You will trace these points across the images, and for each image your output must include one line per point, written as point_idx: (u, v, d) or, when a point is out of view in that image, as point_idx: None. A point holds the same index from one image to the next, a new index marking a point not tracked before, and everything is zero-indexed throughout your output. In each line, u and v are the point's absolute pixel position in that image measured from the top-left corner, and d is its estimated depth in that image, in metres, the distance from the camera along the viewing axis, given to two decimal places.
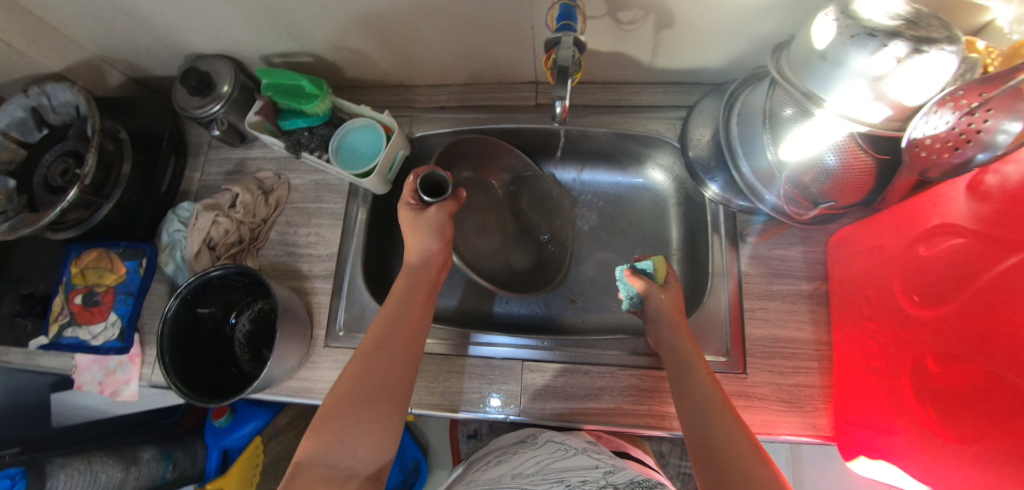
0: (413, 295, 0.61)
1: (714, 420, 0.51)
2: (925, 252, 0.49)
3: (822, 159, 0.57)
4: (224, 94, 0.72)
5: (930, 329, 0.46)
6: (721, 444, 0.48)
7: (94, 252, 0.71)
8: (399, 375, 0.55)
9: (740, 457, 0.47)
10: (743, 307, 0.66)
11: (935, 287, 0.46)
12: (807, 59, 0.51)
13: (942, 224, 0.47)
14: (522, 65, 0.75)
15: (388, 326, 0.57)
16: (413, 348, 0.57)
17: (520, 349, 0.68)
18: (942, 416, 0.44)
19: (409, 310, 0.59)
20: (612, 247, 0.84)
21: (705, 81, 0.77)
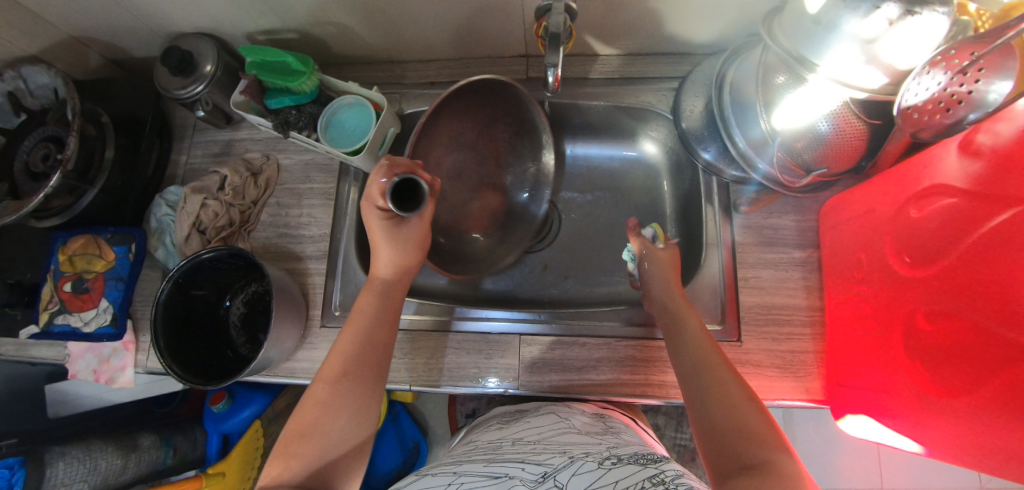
0: (391, 293, 0.61)
1: (708, 381, 0.50)
2: (916, 213, 0.49)
3: (816, 127, 0.58)
4: (207, 73, 0.70)
5: (921, 286, 0.47)
6: (713, 407, 0.48)
7: (82, 238, 0.69)
8: (377, 365, 0.56)
9: (733, 404, 0.48)
10: (737, 276, 0.67)
11: (928, 246, 0.47)
12: (798, 22, 0.50)
13: (934, 185, 0.47)
14: (512, 38, 0.74)
15: (362, 322, 0.58)
16: (388, 341, 0.59)
17: (517, 323, 0.68)
18: (932, 372, 0.45)
19: (386, 307, 0.60)
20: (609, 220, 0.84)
21: (697, 51, 0.77)
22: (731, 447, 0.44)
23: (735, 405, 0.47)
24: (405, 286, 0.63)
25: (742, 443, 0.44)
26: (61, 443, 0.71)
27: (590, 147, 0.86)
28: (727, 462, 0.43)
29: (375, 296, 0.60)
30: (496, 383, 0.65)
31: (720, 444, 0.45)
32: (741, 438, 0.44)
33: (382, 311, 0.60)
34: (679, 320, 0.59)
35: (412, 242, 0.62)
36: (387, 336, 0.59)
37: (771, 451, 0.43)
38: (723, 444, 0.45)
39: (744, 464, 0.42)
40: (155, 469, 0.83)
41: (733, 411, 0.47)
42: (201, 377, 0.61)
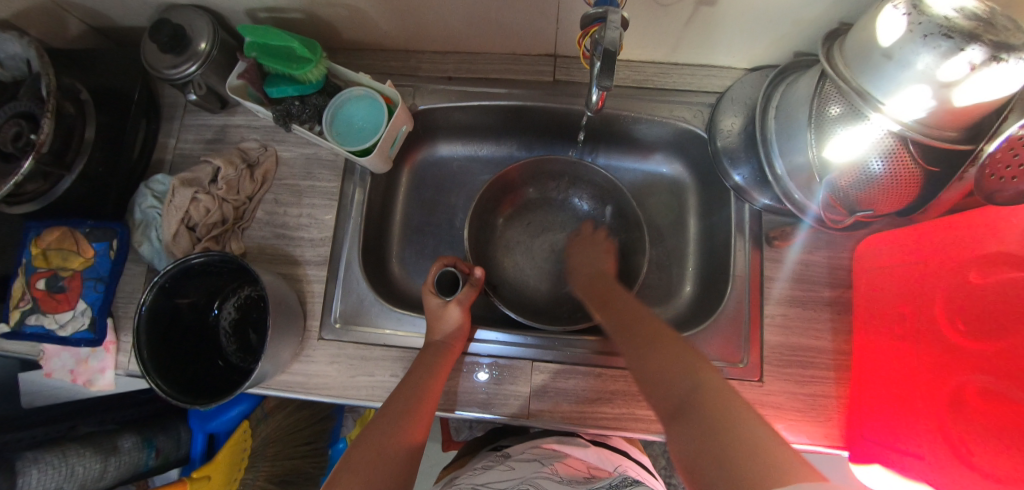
0: (435, 365, 0.58)
1: (631, 333, 0.52)
2: (978, 278, 0.50)
3: (866, 163, 0.53)
4: (201, 52, 0.63)
5: (982, 357, 0.47)
6: (646, 350, 0.48)
7: (56, 231, 0.62)
8: (419, 421, 0.53)
9: (653, 340, 0.49)
10: (763, 312, 0.64)
11: (999, 317, 0.47)
12: (867, 54, 0.48)
13: (1001, 252, 0.48)
14: (542, 36, 0.67)
15: (415, 379, 0.57)
16: (433, 403, 0.56)
17: (511, 346, 0.65)
18: (962, 439, 0.46)
19: (437, 372, 0.58)
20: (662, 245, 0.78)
21: (741, 65, 0.71)
22: (674, 385, 0.44)
23: (666, 346, 0.48)
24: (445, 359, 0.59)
25: (679, 380, 0.44)
26: (34, 450, 0.68)
27: (619, 159, 0.81)
28: (673, 401, 0.43)
29: (427, 357, 0.59)
30: (500, 410, 0.62)
31: (661, 384, 0.45)
32: (680, 378, 0.44)
33: (434, 375, 0.57)
34: (604, 291, 0.61)
35: (451, 325, 0.62)
36: (434, 399, 0.56)
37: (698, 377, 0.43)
38: (663, 382, 0.45)
39: (687, 400, 0.42)
40: (136, 471, 0.79)
41: (661, 351, 0.47)
42: (190, 393, 0.57)
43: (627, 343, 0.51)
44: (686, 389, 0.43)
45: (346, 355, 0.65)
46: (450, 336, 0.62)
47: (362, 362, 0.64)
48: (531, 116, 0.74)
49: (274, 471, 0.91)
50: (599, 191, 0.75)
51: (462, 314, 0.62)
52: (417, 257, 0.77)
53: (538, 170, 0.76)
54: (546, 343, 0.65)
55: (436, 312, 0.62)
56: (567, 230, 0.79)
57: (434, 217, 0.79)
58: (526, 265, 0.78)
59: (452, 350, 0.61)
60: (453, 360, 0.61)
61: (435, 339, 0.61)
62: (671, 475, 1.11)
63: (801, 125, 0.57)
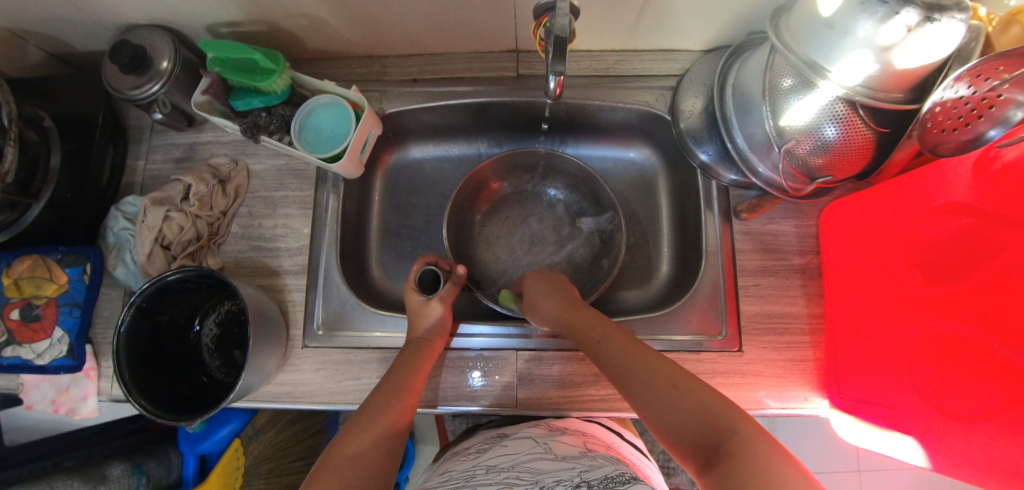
0: (419, 362, 0.58)
1: (634, 373, 0.47)
2: (929, 230, 0.50)
3: (822, 130, 0.55)
4: (163, 71, 0.63)
5: (936, 304, 0.48)
6: (651, 392, 0.45)
7: (27, 259, 0.62)
8: (403, 416, 0.54)
9: (658, 383, 0.45)
10: (738, 285, 0.65)
11: (948, 263, 0.48)
12: (809, 26, 0.51)
13: (948, 203, 0.48)
14: (501, 32, 0.68)
15: (396, 376, 0.57)
16: (415, 398, 0.56)
17: (498, 338, 0.65)
18: (949, 395, 0.45)
19: (419, 367, 0.58)
20: (637, 227, 0.79)
21: (697, 47, 0.73)
22: (691, 428, 0.41)
23: (681, 383, 0.44)
24: (430, 356, 0.60)
25: (695, 422, 0.41)
26: (20, 484, 0.67)
27: (589, 148, 0.82)
28: (697, 448, 0.39)
29: (408, 353, 0.59)
30: (487, 401, 0.62)
31: (684, 433, 0.41)
32: (699, 430, 0.40)
33: (416, 370, 0.58)
34: (588, 324, 0.55)
35: (434, 321, 0.62)
36: (416, 394, 0.56)
37: (721, 425, 0.39)
38: (686, 434, 0.41)
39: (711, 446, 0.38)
40: None
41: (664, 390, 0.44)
42: (175, 412, 0.56)
43: (630, 380, 0.47)
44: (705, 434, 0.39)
45: (331, 361, 0.65)
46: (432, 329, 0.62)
47: (348, 366, 0.64)
48: (500, 112, 0.75)
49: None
50: (575, 178, 0.76)
51: (444, 311, 0.62)
52: (397, 260, 0.78)
53: (510, 162, 0.76)
54: (531, 332, 0.66)
55: (418, 309, 0.62)
56: (544, 222, 0.80)
57: (411, 219, 0.79)
58: (507, 257, 0.78)
59: (434, 345, 0.61)
60: (435, 355, 0.61)
61: (418, 335, 0.61)
62: (668, 458, 1.12)
63: (757, 99, 0.59)
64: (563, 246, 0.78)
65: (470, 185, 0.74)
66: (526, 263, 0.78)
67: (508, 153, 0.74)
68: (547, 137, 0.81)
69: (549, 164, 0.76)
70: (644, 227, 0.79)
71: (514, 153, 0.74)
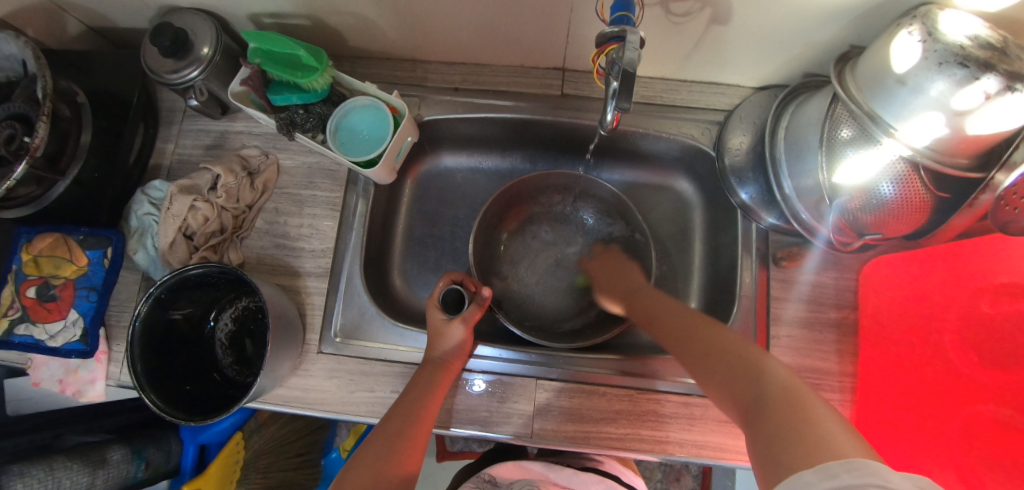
0: (434, 388, 0.57)
1: (690, 341, 0.47)
2: (989, 308, 0.55)
3: (876, 186, 0.53)
4: (204, 57, 0.62)
5: (992, 388, 0.53)
6: (704, 356, 0.44)
7: (49, 237, 0.61)
8: (416, 444, 0.53)
9: (705, 339, 0.46)
10: (769, 334, 0.63)
11: (1006, 348, 0.53)
12: (878, 79, 0.49)
13: (1009, 285, 0.54)
14: (551, 50, 0.67)
15: (412, 398, 0.56)
16: (427, 426, 0.55)
17: (513, 363, 0.64)
18: (973, 462, 0.51)
19: (435, 390, 0.57)
20: (667, 259, 0.77)
21: (749, 83, 0.71)
22: (739, 384, 0.39)
23: (718, 347, 0.44)
24: (446, 381, 0.59)
25: (740, 378, 0.40)
26: (20, 463, 0.65)
27: (623, 173, 0.80)
28: (739, 402, 0.39)
29: (425, 375, 0.58)
30: (500, 428, 0.60)
31: (724, 385, 0.41)
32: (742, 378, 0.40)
33: (432, 394, 0.57)
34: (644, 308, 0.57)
35: (452, 342, 0.60)
36: (431, 417, 0.55)
37: (757, 375, 0.39)
38: (729, 386, 0.40)
39: (758, 396, 0.37)
40: (124, 485, 0.76)
41: (726, 351, 0.43)
42: (185, 410, 0.55)
43: (684, 344, 0.47)
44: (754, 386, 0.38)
45: (345, 370, 0.63)
46: (448, 351, 0.60)
47: (362, 377, 0.63)
48: (539, 130, 0.73)
49: (266, 484, 0.90)
50: (609, 205, 0.74)
51: (464, 334, 0.61)
52: (419, 269, 0.76)
53: (545, 183, 0.74)
54: (547, 358, 0.65)
55: (438, 329, 0.61)
56: (572, 245, 0.78)
57: (436, 229, 0.78)
58: (530, 279, 0.77)
59: (451, 367, 0.60)
60: (451, 377, 0.60)
61: (435, 356, 0.60)
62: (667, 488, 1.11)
63: (811, 146, 0.57)
64: (589, 273, 0.76)
65: (502, 205, 0.73)
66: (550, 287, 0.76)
67: (544, 174, 0.72)
68: (582, 158, 0.79)
69: (584, 188, 0.74)
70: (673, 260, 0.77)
71: (551, 174, 0.72)
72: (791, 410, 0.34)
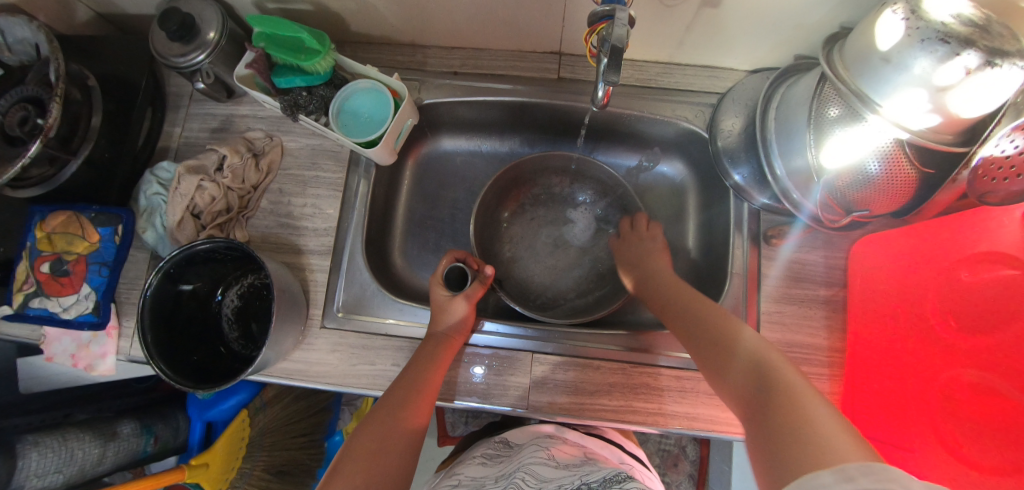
0: (436, 361, 0.59)
1: (710, 346, 0.49)
2: (967, 277, 0.54)
3: (864, 165, 0.55)
4: (210, 41, 0.64)
5: (969, 353, 0.52)
6: (723, 363, 0.47)
7: (61, 215, 0.63)
8: (419, 409, 0.55)
9: (730, 345, 0.47)
10: (760, 310, 0.64)
11: (986, 314, 0.52)
12: (863, 57, 0.50)
13: (988, 253, 0.53)
14: (548, 34, 0.68)
15: (414, 370, 0.58)
16: (431, 397, 0.57)
17: (511, 338, 0.66)
18: (955, 436, 0.51)
19: (437, 362, 0.59)
20: (661, 240, 0.79)
21: (743, 66, 0.72)
22: (751, 392, 0.42)
23: (752, 352, 0.45)
24: (450, 354, 0.61)
25: (767, 387, 0.41)
26: (33, 432, 0.66)
27: (621, 156, 0.82)
28: (756, 407, 0.41)
29: (426, 348, 0.60)
30: (497, 401, 0.62)
31: (743, 393, 0.43)
32: (762, 387, 0.42)
33: (434, 366, 0.59)
34: (679, 294, 0.57)
35: (455, 316, 0.63)
36: (434, 388, 0.58)
37: (791, 385, 0.40)
38: (749, 392, 0.42)
39: (768, 396, 0.40)
40: (134, 458, 0.78)
41: (746, 361, 0.45)
42: (195, 380, 0.57)
43: (701, 342, 0.50)
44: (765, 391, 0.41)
45: (347, 344, 0.65)
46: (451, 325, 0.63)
47: (363, 351, 0.65)
48: (536, 113, 0.75)
49: (271, 462, 0.92)
50: (606, 187, 0.76)
51: (467, 310, 0.64)
52: (420, 250, 0.78)
53: (542, 164, 0.76)
54: (544, 335, 0.66)
55: (442, 305, 0.64)
56: (569, 226, 0.79)
57: (437, 211, 0.80)
58: (528, 259, 0.78)
59: (454, 343, 0.62)
60: (454, 353, 0.62)
61: (437, 331, 0.62)
62: (664, 473, 1.12)
63: (801, 126, 0.58)
64: (585, 253, 0.78)
65: (501, 189, 0.75)
66: (546, 267, 0.78)
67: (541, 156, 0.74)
68: (580, 141, 0.81)
69: (582, 170, 0.76)
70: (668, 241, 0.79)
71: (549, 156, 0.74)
72: (804, 418, 0.36)
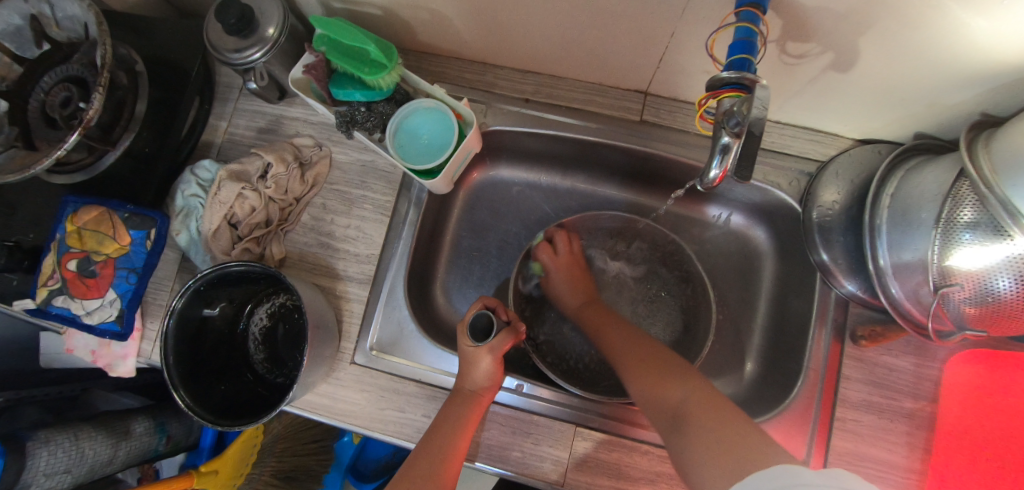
0: (460, 425, 0.54)
1: (638, 359, 0.54)
2: None
3: (991, 281, 0.45)
4: (269, 38, 0.57)
5: None
6: (649, 375, 0.51)
7: (94, 210, 0.59)
8: (442, 478, 0.51)
9: (637, 354, 0.54)
10: (835, 415, 0.58)
11: None
12: (1022, 162, 0.41)
13: None
14: (638, 72, 0.61)
15: (440, 433, 0.53)
16: (457, 462, 0.52)
17: (551, 403, 0.61)
18: None
19: (462, 425, 0.54)
20: (723, 308, 0.73)
21: (851, 135, 0.64)
22: (667, 398, 0.47)
23: (654, 358, 0.53)
24: (481, 416, 0.56)
25: (673, 392, 0.47)
26: (44, 428, 0.64)
27: (705, 216, 0.76)
28: (667, 412, 0.46)
29: (454, 407, 0.55)
30: (530, 474, 0.57)
31: (652, 399, 0.49)
32: (664, 392, 0.48)
33: (459, 430, 0.53)
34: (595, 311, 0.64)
35: (482, 374, 0.56)
36: (458, 455, 0.53)
37: (686, 386, 0.48)
38: (659, 396, 0.48)
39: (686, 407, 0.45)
40: (144, 457, 0.76)
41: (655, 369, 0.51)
42: (216, 411, 0.53)
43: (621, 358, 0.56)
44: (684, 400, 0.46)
45: (376, 385, 0.61)
46: (475, 380, 0.56)
47: (393, 395, 0.60)
48: (610, 157, 0.69)
49: (280, 468, 0.89)
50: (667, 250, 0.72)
51: (495, 364, 0.56)
52: (461, 283, 0.73)
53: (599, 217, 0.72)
54: (590, 404, 0.61)
55: (468, 358, 0.57)
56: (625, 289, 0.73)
57: (484, 242, 0.74)
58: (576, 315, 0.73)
59: (482, 401, 0.56)
60: (483, 411, 0.56)
61: (464, 387, 0.56)
62: None
63: (924, 225, 0.50)
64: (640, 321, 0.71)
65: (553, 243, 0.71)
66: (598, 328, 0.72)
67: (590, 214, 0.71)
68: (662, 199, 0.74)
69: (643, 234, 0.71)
70: (730, 309, 0.73)
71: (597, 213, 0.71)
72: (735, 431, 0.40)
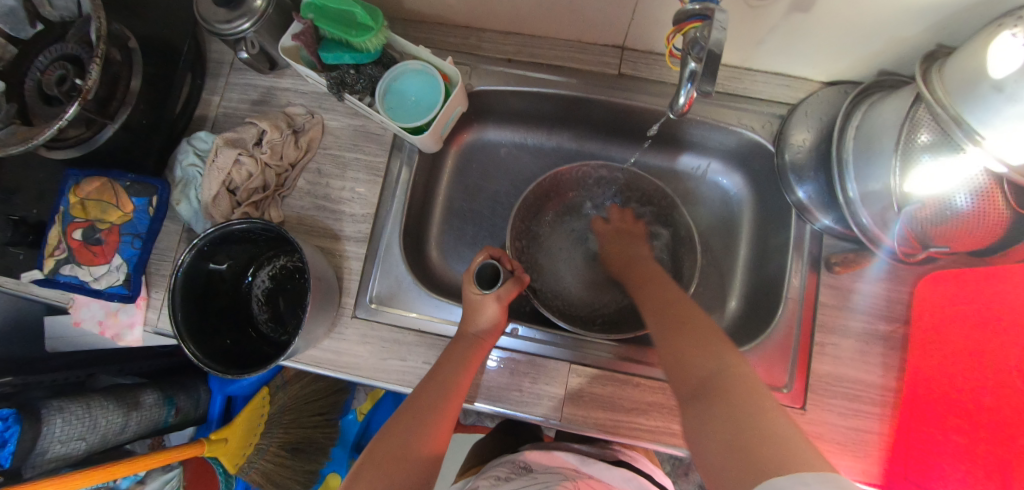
0: (463, 365, 0.56)
1: (673, 320, 0.52)
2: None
3: (951, 197, 0.49)
4: (257, 9, 0.59)
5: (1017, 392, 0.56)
6: (687, 344, 0.47)
7: (97, 181, 0.61)
8: (441, 425, 0.52)
9: (680, 320, 0.51)
10: (813, 339, 0.61)
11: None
12: (968, 81, 0.44)
13: None
14: (613, 26, 0.64)
15: (442, 373, 0.55)
16: (460, 398, 0.55)
17: (545, 346, 0.64)
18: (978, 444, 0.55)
19: (466, 365, 0.56)
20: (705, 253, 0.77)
21: (819, 78, 0.68)
22: (700, 369, 0.44)
23: (694, 327, 0.50)
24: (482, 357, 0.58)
25: (708, 365, 0.44)
26: (56, 398, 0.65)
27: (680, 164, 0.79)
28: (694, 385, 0.43)
29: (457, 348, 0.57)
30: (529, 410, 0.60)
31: (684, 368, 0.46)
32: (700, 358, 0.45)
33: (463, 368, 0.56)
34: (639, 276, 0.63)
35: (486, 318, 0.59)
36: (462, 393, 0.55)
37: (722, 360, 0.44)
38: (693, 369, 0.45)
39: (714, 385, 0.41)
40: (156, 427, 0.79)
41: (695, 342, 0.47)
42: (225, 363, 0.56)
43: (659, 321, 0.53)
44: (711, 375, 0.43)
45: (378, 337, 0.63)
46: (477, 326, 0.59)
47: (395, 345, 0.63)
48: (588, 110, 0.72)
49: (288, 439, 0.90)
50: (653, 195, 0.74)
51: (499, 311, 0.59)
52: (455, 243, 0.76)
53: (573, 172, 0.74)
54: (582, 345, 0.64)
55: (473, 304, 0.59)
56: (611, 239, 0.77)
57: (476, 202, 0.77)
58: (566, 268, 0.76)
59: (484, 344, 0.59)
60: (484, 354, 0.59)
61: (469, 331, 0.59)
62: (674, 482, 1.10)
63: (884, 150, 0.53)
64: None
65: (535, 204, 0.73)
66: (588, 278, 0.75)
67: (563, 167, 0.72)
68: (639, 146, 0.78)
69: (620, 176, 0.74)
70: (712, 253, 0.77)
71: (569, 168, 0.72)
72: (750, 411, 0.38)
